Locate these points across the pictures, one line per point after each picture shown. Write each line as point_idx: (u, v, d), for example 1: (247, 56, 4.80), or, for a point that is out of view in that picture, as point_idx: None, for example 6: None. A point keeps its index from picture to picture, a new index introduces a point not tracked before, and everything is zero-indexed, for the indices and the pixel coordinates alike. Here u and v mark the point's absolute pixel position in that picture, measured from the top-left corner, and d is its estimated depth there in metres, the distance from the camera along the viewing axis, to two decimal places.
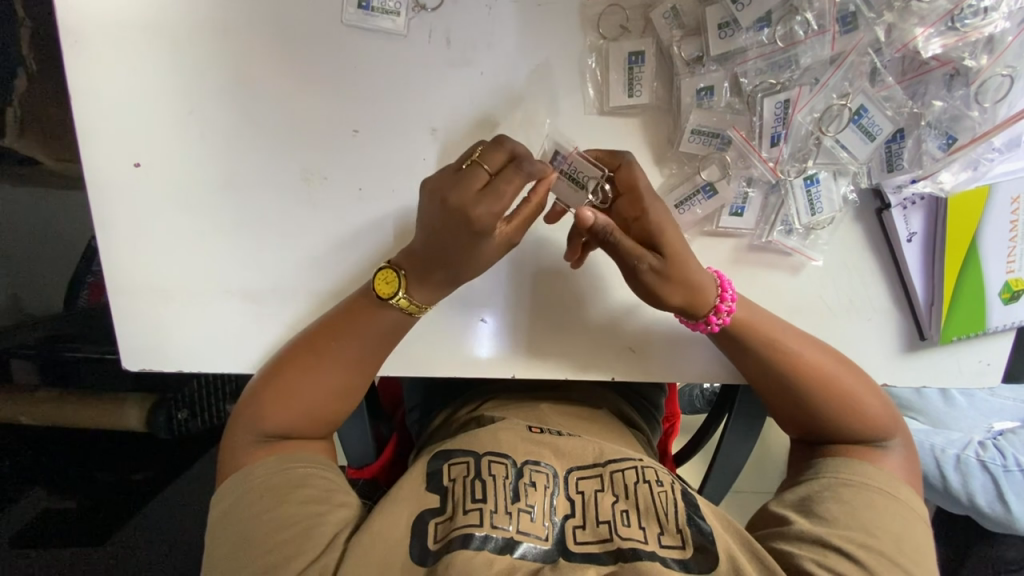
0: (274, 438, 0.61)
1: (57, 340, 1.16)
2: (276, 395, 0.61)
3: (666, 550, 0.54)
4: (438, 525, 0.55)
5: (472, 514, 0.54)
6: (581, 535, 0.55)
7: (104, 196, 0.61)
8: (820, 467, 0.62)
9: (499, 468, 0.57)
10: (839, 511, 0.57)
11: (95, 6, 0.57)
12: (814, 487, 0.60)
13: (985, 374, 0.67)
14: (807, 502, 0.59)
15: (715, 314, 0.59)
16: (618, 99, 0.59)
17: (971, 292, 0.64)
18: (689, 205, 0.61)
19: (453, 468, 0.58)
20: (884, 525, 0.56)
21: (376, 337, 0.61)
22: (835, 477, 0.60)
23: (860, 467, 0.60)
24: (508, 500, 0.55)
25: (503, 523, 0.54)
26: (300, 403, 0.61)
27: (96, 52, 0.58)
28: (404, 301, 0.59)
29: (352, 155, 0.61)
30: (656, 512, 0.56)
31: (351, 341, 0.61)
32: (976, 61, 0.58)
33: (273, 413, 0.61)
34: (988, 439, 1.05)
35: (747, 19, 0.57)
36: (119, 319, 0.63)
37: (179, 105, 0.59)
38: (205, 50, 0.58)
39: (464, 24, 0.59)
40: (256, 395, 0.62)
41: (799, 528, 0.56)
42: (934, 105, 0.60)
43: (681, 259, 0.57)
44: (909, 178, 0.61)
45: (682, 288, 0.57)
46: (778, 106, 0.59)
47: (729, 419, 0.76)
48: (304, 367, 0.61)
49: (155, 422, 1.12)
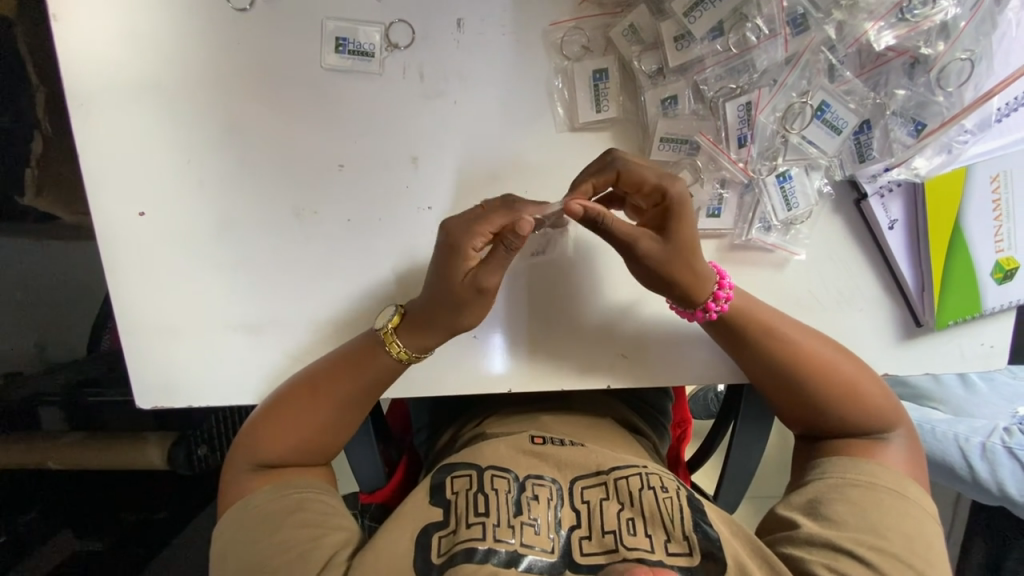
0: (269, 467, 0.63)
1: (84, 387, 1.20)
2: (273, 426, 0.63)
3: (674, 557, 0.54)
4: (441, 537, 0.56)
5: (474, 527, 0.55)
6: (587, 546, 0.55)
7: (113, 242, 0.65)
8: (826, 466, 0.60)
9: (501, 482, 0.58)
10: (848, 512, 0.56)
11: (95, 70, 0.61)
12: (820, 487, 0.59)
13: (991, 355, 0.66)
14: (816, 503, 0.58)
15: (714, 299, 0.60)
16: (587, 115, 0.61)
17: (962, 275, 0.63)
18: None
19: (454, 481, 0.59)
20: (894, 525, 0.55)
21: (365, 366, 0.63)
22: (843, 477, 0.59)
23: (866, 465, 0.59)
24: (510, 513, 0.56)
25: (506, 536, 0.55)
26: (293, 433, 0.64)
27: (98, 112, 0.62)
28: (398, 347, 0.62)
29: (337, 189, 0.64)
30: (664, 520, 0.56)
31: (346, 371, 0.63)
32: (932, 48, 0.59)
33: (268, 442, 0.63)
34: (1014, 424, 1.07)
35: (701, 29, 0.58)
36: (132, 360, 0.67)
37: (178, 155, 0.63)
38: (195, 102, 0.62)
39: (435, 58, 0.62)
40: (250, 425, 0.64)
41: (808, 531, 0.56)
42: (897, 94, 0.60)
43: (686, 242, 0.57)
44: (883, 167, 0.61)
45: (691, 270, 0.58)
46: (741, 109, 0.60)
47: (738, 420, 0.76)
48: (292, 398, 0.64)
49: (175, 457, 1.18)
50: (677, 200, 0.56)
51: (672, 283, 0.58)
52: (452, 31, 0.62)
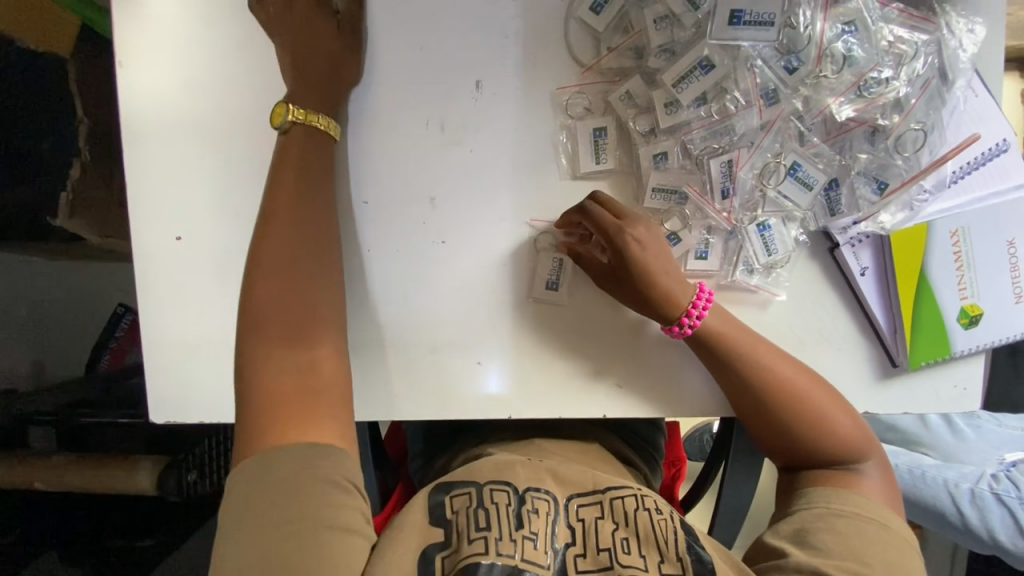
0: (275, 396, 0.55)
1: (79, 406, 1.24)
2: (258, 342, 0.57)
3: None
4: (444, 559, 0.56)
5: (477, 542, 0.56)
6: (581, 563, 0.57)
7: (147, 263, 0.70)
8: (812, 496, 0.62)
9: (501, 496, 0.59)
10: (833, 543, 0.57)
11: (151, 112, 0.69)
12: (806, 518, 0.60)
13: (964, 397, 0.72)
14: (803, 534, 0.59)
15: (686, 316, 0.66)
16: (589, 166, 0.69)
17: (931, 318, 0.69)
18: None
19: (454, 501, 0.60)
20: (878, 553, 0.56)
21: (304, 193, 0.62)
22: (831, 507, 0.60)
23: (849, 496, 0.61)
24: (511, 526, 0.57)
25: (508, 550, 0.55)
26: (279, 327, 0.57)
27: (148, 148, 0.70)
28: (302, 115, 0.64)
29: (359, 222, 0.70)
30: (656, 540, 0.58)
31: (292, 218, 0.61)
32: (888, 120, 0.66)
33: (277, 361, 0.56)
34: (1001, 471, 1.12)
35: (687, 98, 0.66)
36: (152, 375, 0.71)
37: (216, 187, 0.70)
38: (236, 143, 0.70)
39: (454, 111, 0.69)
40: (251, 330, 0.57)
41: (796, 559, 0.56)
42: (860, 157, 0.68)
43: (644, 269, 0.66)
44: (851, 220, 0.68)
45: (660, 290, 0.66)
46: (723, 166, 0.68)
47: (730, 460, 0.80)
48: (303, 317, 0.59)
49: (166, 484, 1.20)
50: (623, 239, 0.65)
51: (646, 301, 0.67)
52: (470, 91, 0.69)
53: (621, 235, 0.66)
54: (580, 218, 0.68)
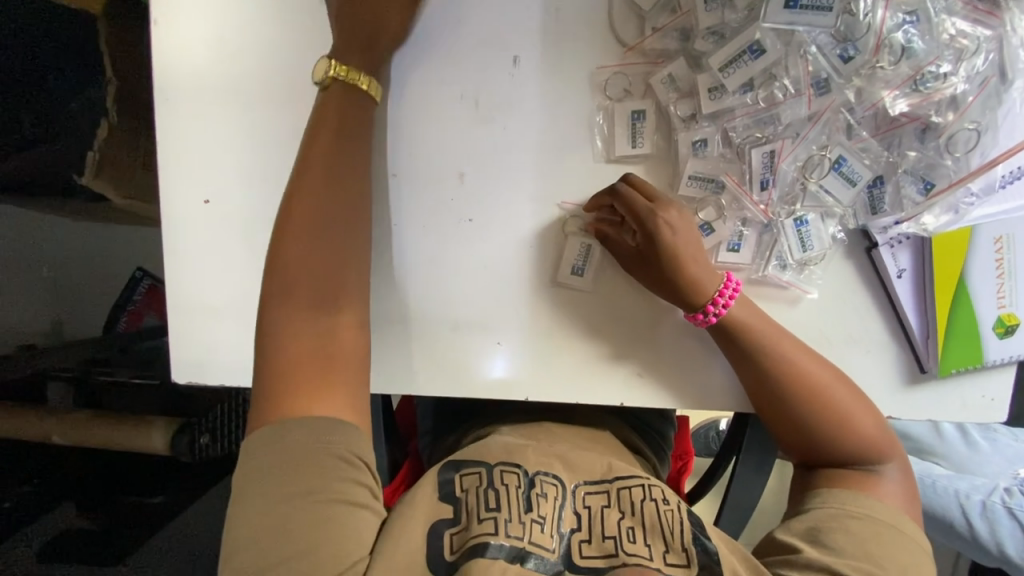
0: (293, 358, 0.56)
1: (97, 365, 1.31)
2: (281, 300, 0.57)
3: (671, 567, 0.56)
4: (454, 535, 0.57)
5: (486, 522, 0.56)
6: (587, 549, 0.58)
7: (175, 225, 0.71)
8: (828, 497, 0.62)
9: (511, 478, 0.60)
10: (845, 542, 0.57)
11: (184, 72, 0.69)
12: (821, 517, 0.60)
13: (991, 408, 0.70)
14: (815, 532, 0.59)
15: (712, 304, 0.65)
16: (624, 150, 0.67)
17: (965, 325, 0.67)
18: None
19: (464, 479, 0.61)
20: (887, 553, 0.57)
21: (336, 154, 0.61)
22: (843, 508, 0.60)
23: (866, 500, 0.60)
24: (520, 509, 0.58)
25: (516, 532, 0.56)
26: (307, 282, 0.58)
27: (180, 109, 0.69)
28: (342, 69, 0.62)
29: (388, 195, 0.69)
30: (663, 530, 0.58)
31: (324, 176, 0.60)
32: (942, 117, 0.64)
33: (298, 329, 0.56)
34: (1015, 485, 1.11)
35: (734, 84, 0.64)
36: (176, 336, 0.72)
37: (246, 152, 0.70)
38: (269, 108, 0.69)
39: (490, 87, 0.67)
40: (275, 293, 0.57)
41: (808, 555, 0.57)
42: (909, 155, 0.65)
43: (674, 253, 0.65)
44: (893, 220, 0.66)
45: (687, 276, 0.65)
46: (765, 156, 0.66)
47: (742, 453, 0.79)
48: (330, 293, 0.58)
49: (177, 446, 1.24)
50: (655, 222, 0.65)
51: (673, 285, 0.66)
52: (507, 66, 0.67)
53: (653, 218, 0.65)
54: (614, 203, 0.67)
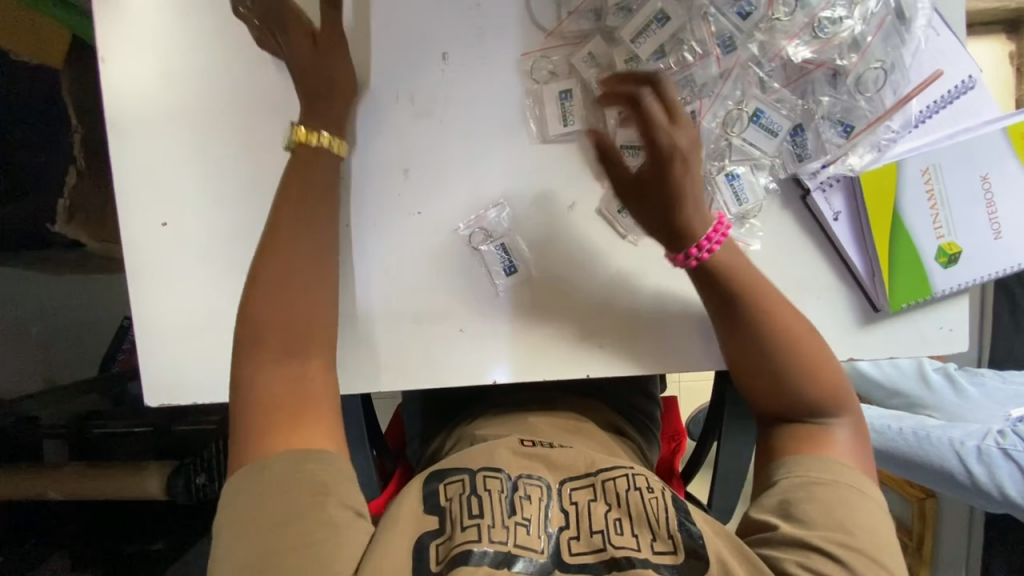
0: (271, 405, 0.57)
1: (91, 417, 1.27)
2: (259, 352, 0.59)
3: (660, 556, 0.55)
4: (438, 545, 0.55)
5: (469, 530, 0.55)
6: (576, 546, 0.56)
7: (135, 250, 0.72)
8: (790, 467, 0.61)
9: (493, 483, 0.58)
10: (816, 512, 0.56)
11: (134, 104, 0.72)
12: (785, 488, 0.60)
13: (949, 339, 0.71)
14: (787, 505, 0.58)
15: (708, 238, 0.64)
16: (557, 129, 0.70)
17: (909, 260, 0.69)
18: (631, 210, 0.71)
19: (448, 487, 0.59)
20: (859, 521, 0.56)
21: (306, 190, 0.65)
22: (809, 475, 0.60)
23: (832, 464, 0.60)
24: (504, 514, 0.56)
25: (500, 537, 0.54)
26: (279, 322, 0.60)
27: (133, 139, 0.72)
28: (302, 130, 0.66)
29: (337, 197, 0.72)
30: (649, 519, 0.57)
31: (295, 206, 0.64)
32: (846, 61, 0.67)
33: (275, 379, 0.58)
34: (1008, 426, 1.11)
35: (645, 52, 0.68)
36: (145, 359, 0.73)
37: (199, 172, 0.72)
38: (217, 129, 0.72)
39: (423, 85, 0.71)
40: (252, 342, 0.59)
41: (784, 533, 0.56)
42: (824, 101, 0.68)
43: (676, 185, 0.62)
44: (820, 164, 0.69)
45: (683, 217, 0.64)
46: (686, 116, 0.69)
47: (726, 421, 0.81)
48: (301, 343, 0.60)
49: (174, 486, 1.21)
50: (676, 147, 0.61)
51: (672, 224, 0.64)
52: (437, 63, 0.71)
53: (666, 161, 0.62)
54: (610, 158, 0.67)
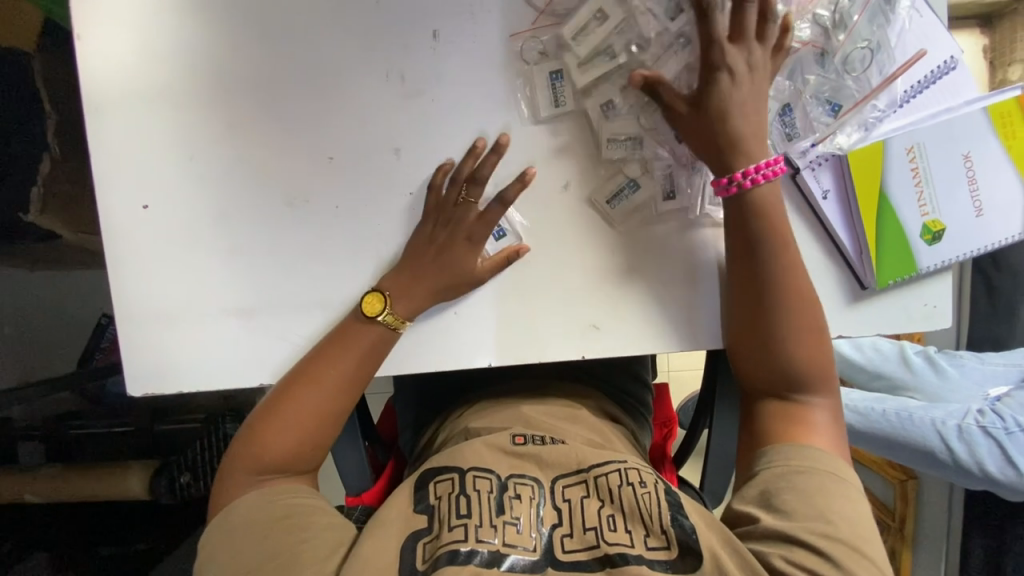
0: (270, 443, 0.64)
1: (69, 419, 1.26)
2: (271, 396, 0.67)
3: (653, 552, 0.54)
4: (426, 544, 0.56)
5: (457, 530, 0.55)
6: (569, 543, 0.55)
7: (115, 233, 0.70)
8: (772, 456, 0.62)
9: (483, 483, 0.58)
10: (797, 501, 0.57)
11: (112, 80, 0.69)
12: (769, 477, 0.60)
13: (934, 316, 0.73)
14: (768, 495, 0.59)
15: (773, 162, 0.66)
16: (547, 109, 0.69)
17: (895, 237, 0.70)
18: (619, 199, 0.71)
19: (438, 486, 0.59)
20: (841, 509, 0.56)
21: (310, 384, 0.66)
22: (789, 464, 0.60)
23: (809, 451, 0.61)
24: (492, 513, 0.56)
25: (488, 537, 0.54)
26: (287, 427, 0.65)
27: (111, 118, 0.69)
28: (392, 316, 0.68)
29: (326, 179, 0.70)
30: (642, 514, 0.56)
31: (305, 391, 0.66)
32: (835, 40, 0.68)
33: (276, 422, 0.65)
34: (987, 405, 1.14)
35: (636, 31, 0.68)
36: (126, 346, 0.70)
37: (181, 152, 0.70)
38: (200, 107, 0.70)
39: (414, 62, 0.70)
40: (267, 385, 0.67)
41: (766, 525, 0.56)
42: (811, 80, 0.69)
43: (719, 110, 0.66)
44: (810, 143, 0.70)
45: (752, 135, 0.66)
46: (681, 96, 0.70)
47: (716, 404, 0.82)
48: (301, 433, 0.66)
49: (157, 488, 1.19)
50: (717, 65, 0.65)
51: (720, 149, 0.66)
52: (428, 40, 0.70)
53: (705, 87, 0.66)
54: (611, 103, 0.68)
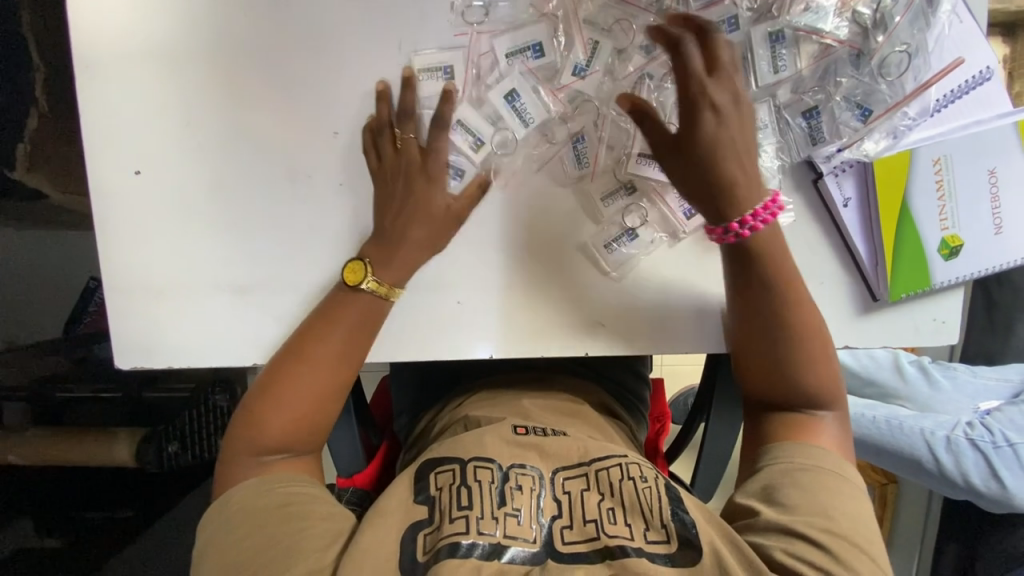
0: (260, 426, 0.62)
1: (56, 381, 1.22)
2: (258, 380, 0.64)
3: (653, 545, 0.54)
4: (427, 535, 0.55)
5: (457, 522, 0.54)
6: (569, 535, 0.55)
7: (105, 198, 0.67)
8: (776, 452, 0.62)
9: (484, 473, 0.57)
10: (799, 497, 0.57)
11: (104, 33, 0.65)
12: (771, 474, 0.60)
13: (942, 331, 0.72)
14: (770, 490, 0.59)
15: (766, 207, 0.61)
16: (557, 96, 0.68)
17: (913, 250, 0.69)
18: (618, 245, 0.69)
19: (439, 477, 0.58)
20: (841, 506, 0.56)
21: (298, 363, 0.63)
22: (793, 462, 0.60)
23: (812, 450, 0.61)
24: (493, 505, 0.55)
25: (489, 528, 0.54)
26: (269, 412, 0.63)
27: (102, 74, 0.65)
28: (375, 284, 0.65)
29: (330, 154, 0.67)
30: (642, 508, 0.56)
31: (293, 371, 0.64)
32: (873, 41, 0.65)
33: (260, 407, 0.63)
34: (976, 418, 1.16)
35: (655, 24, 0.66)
36: (117, 317, 0.68)
37: (177, 116, 0.66)
38: (198, 68, 0.66)
39: (428, 35, 0.66)
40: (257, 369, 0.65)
41: (766, 517, 0.56)
42: (843, 82, 0.67)
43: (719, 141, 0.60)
44: (836, 148, 0.67)
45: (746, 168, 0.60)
46: None
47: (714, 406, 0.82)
48: (288, 417, 0.63)
49: (144, 457, 1.17)
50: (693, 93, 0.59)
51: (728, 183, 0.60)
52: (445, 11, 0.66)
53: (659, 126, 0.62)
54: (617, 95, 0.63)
